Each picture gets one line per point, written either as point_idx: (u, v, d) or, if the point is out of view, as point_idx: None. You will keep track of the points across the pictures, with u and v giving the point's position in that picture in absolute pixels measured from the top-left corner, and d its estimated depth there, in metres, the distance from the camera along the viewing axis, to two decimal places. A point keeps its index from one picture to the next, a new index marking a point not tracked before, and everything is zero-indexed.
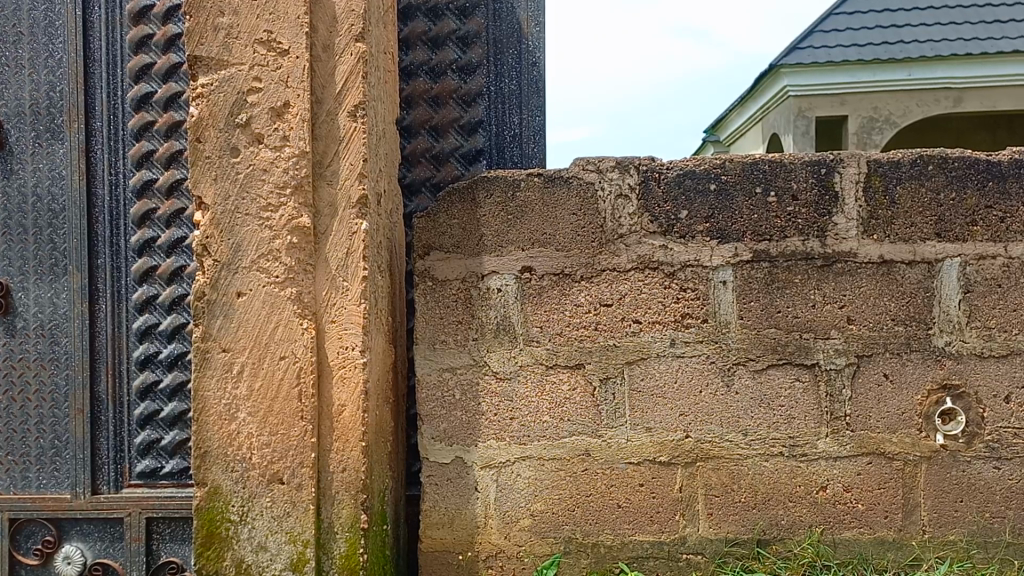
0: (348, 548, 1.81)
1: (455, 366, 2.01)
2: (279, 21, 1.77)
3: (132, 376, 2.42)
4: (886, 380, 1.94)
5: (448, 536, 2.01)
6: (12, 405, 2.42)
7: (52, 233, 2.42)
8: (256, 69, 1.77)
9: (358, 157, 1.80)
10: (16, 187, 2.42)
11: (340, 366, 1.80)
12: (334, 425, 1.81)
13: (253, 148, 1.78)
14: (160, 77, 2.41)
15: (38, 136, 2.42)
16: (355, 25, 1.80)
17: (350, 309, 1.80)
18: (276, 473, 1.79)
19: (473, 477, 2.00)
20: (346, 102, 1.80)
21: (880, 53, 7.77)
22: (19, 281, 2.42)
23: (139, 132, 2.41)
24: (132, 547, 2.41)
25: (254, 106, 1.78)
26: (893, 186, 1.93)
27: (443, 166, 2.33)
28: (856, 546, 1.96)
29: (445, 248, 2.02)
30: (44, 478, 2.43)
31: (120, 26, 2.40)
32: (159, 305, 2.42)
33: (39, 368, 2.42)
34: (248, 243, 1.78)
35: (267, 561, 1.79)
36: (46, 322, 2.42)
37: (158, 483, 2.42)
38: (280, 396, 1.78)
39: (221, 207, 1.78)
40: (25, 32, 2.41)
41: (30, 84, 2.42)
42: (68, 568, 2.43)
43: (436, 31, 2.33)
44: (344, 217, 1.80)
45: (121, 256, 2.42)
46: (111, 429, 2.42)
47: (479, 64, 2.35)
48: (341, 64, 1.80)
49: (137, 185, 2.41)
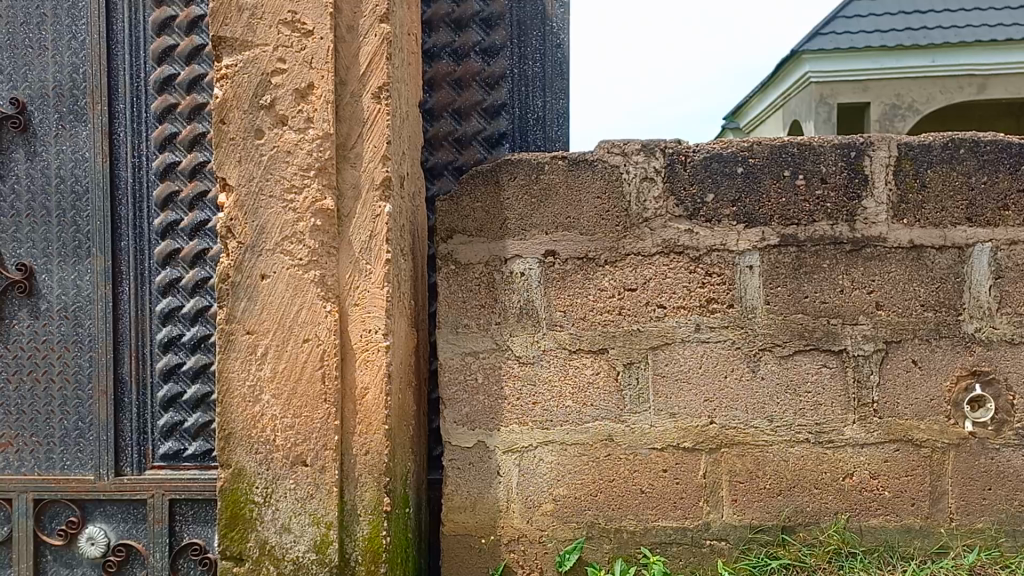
0: (371, 531, 1.81)
1: (478, 350, 2.00)
2: (304, 2, 1.75)
3: (155, 358, 2.43)
4: (914, 366, 1.92)
5: (471, 520, 2.01)
6: (35, 387, 2.44)
7: (75, 216, 2.42)
8: (280, 50, 1.76)
9: (382, 139, 1.79)
10: (39, 169, 2.43)
11: (363, 350, 1.80)
12: (356, 408, 1.80)
13: (277, 130, 1.77)
14: (182, 59, 2.40)
15: (61, 118, 2.42)
16: (380, 5, 1.79)
17: (373, 292, 1.80)
18: (299, 456, 1.79)
19: (496, 461, 1.99)
20: (370, 84, 1.79)
21: (903, 38, 7.71)
22: (43, 263, 2.43)
23: (161, 114, 2.41)
24: (155, 529, 2.43)
25: (278, 88, 1.76)
26: (924, 169, 1.91)
27: (465, 150, 2.32)
28: (882, 534, 1.95)
29: (468, 231, 2.01)
30: (67, 459, 2.44)
31: (143, 8, 2.40)
32: (182, 287, 2.43)
33: (62, 350, 2.43)
34: (272, 226, 1.77)
35: (291, 543, 1.79)
36: (70, 305, 2.43)
37: (181, 465, 2.43)
38: (303, 378, 1.78)
39: (246, 189, 1.77)
40: (48, 13, 2.41)
41: (53, 67, 2.42)
42: (92, 549, 2.45)
43: (459, 13, 2.31)
44: (367, 200, 1.79)
45: (144, 239, 2.43)
46: (134, 412, 2.44)
47: (502, 46, 2.33)
48: (365, 46, 1.79)
49: (160, 167, 2.41)
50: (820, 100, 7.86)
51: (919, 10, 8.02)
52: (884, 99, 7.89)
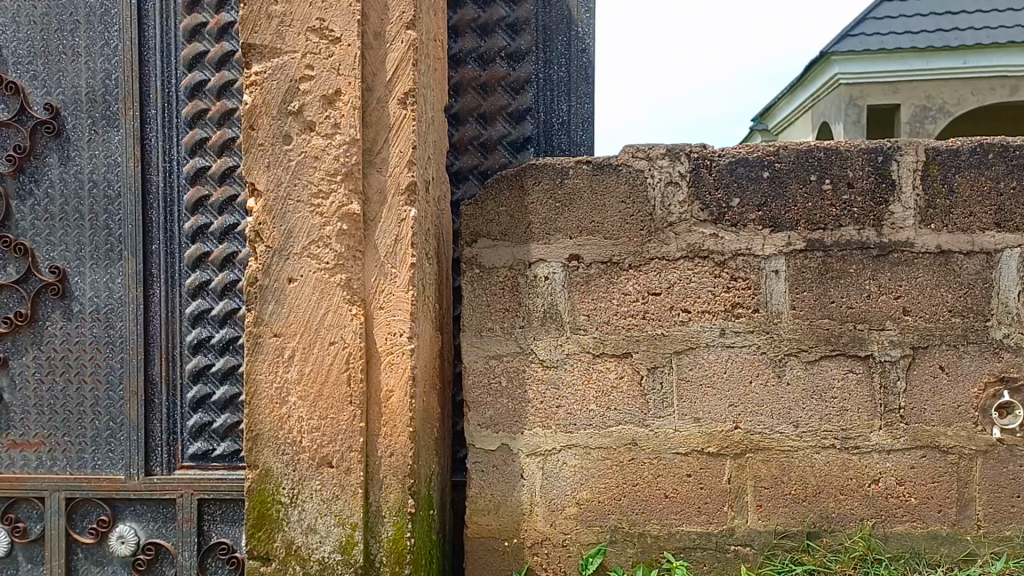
0: (395, 532, 1.82)
1: (502, 353, 2.01)
2: (331, 9, 1.78)
3: (184, 359, 2.47)
4: (942, 372, 1.91)
5: (494, 523, 2.02)
6: (68, 387, 2.48)
7: (107, 220, 2.47)
8: (308, 56, 1.78)
9: (408, 144, 1.81)
10: (73, 174, 2.47)
11: (388, 352, 1.82)
12: (381, 410, 1.82)
13: (305, 136, 1.79)
14: (212, 65, 2.43)
15: (94, 124, 2.47)
16: (407, 12, 1.81)
17: (398, 295, 1.81)
18: (325, 457, 1.81)
19: (520, 464, 2.00)
20: (397, 89, 1.81)
21: (934, 39, 7.63)
22: (75, 266, 2.47)
23: (192, 120, 2.44)
24: (183, 528, 2.46)
25: (306, 94, 1.79)
26: (952, 174, 1.89)
27: (490, 154, 2.34)
28: (908, 541, 1.93)
29: (492, 235, 2.02)
30: (99, 459, 2.48)
31: (174, 14, 2.44)
32: (212, 290, 2.46)
33: (94, 352, 2.48)
34: (299, 230, 1.79)
35: (317, 544, 1.81)
36: (102, 307, 2.47)
37: (209, 465, 2.46)
38: (330, 380, 1.80)
39: (273, 193, 1.80)
40: (81, 21, 2.46)
41: (86, 73, 2.46)
42: (122, 547, 2.49)
43: (485, 19, 2.33)
44: (393, 204, 1.82)
45: (175, 242, 2.46)
46: (164, 412, 2.47)
47: (528, 50, 2.34)
48: (391, 52, 1.81)
49: (190, 171, 2.45)
50: (849, 103, 7.83)
51: (950, 12, 7.92)
52: (915, 100, 7.83)
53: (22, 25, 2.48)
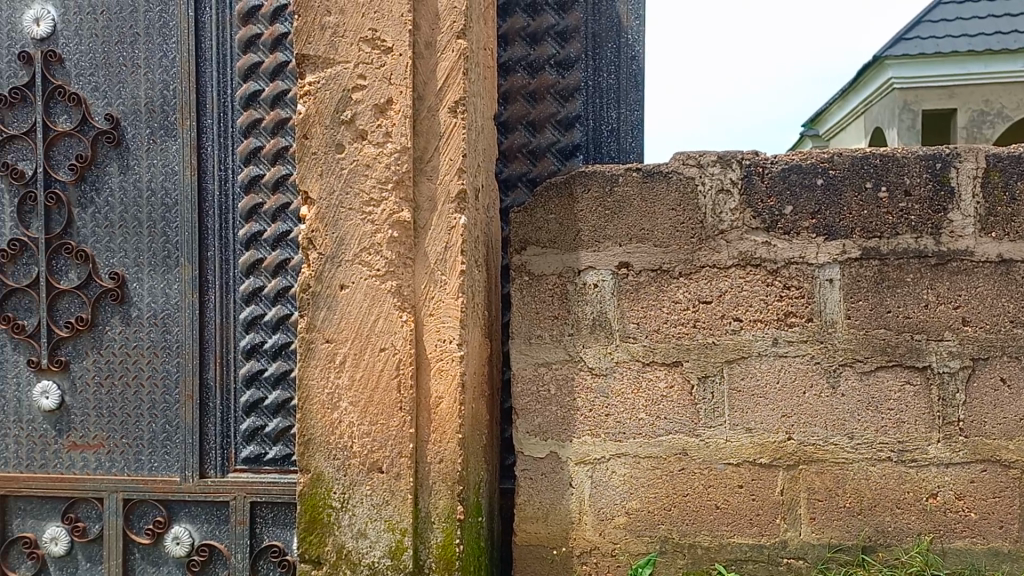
0: (444, 538, 1.83)
1: (550, 361, 2.01)
2: (383, 20, 1.80)
3: (238, 364, 2.51)
4: (1003, 384, 1.86)
5: (543, 531, 2.02)
6: (127, 390, 2.54)
7: (165, 227, 2.52)
8: (360, 66, 1.81)
9: (458, 152, 1.83)
10: (132, 182, 2.54)
11: (437, 358, 1.83)
12: (431, 417, 1.84)
13: (356, 144, 1.81)
14: (267, 75, 2.48)
15: (153, 133, 2.53)
16: (457, 21, 1.82)
17: (448, 302, 1.83)
18: (375, 462, 1.83)
19: (568, 472, 2.00)
20: (447, 98, 1.83)
21: (992, 42, 7.42)
22: (134, 272, 2.53)
23: (247, 129, 2.49)
24: (237, 530, 2.50)
25: (358, 103, 1.81)
26: (1013, 181, 1.85)
27: (539, 161, 2.34)
28: (968, 557, 1.88)
29: (541, 243, 2.02)
30: (155, 461, 2.54)
31: (230, 26, 2.48)
32: (265, 296, 2.50)
33: (151, 356, 2.53)
34: (350, 238, 1.81)
35: (366, 548, 1.83)
36: (159, 312, 2.53)
37: (262, 468, 2.50)
38: (380, 386, 1.82)
39: (326, 201, 1.82)
40: (141, 33, 2.52)
41: (146, 84, 2.53)
42: (177, 548, 2.53)
43: (534, 27, 2.34)
44: (443, 212, 1.83)
45: (230, 249, 2.51)
46: (218, 415, 2.52)
47: (577, 58, 2.34)
48: (442, 61, 1.83)
49: (244, 179, 2.49)
50: (903, 106, 7.74)
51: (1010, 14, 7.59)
52: (971, 105, 7.68)
53: (84, 38, 2.55)
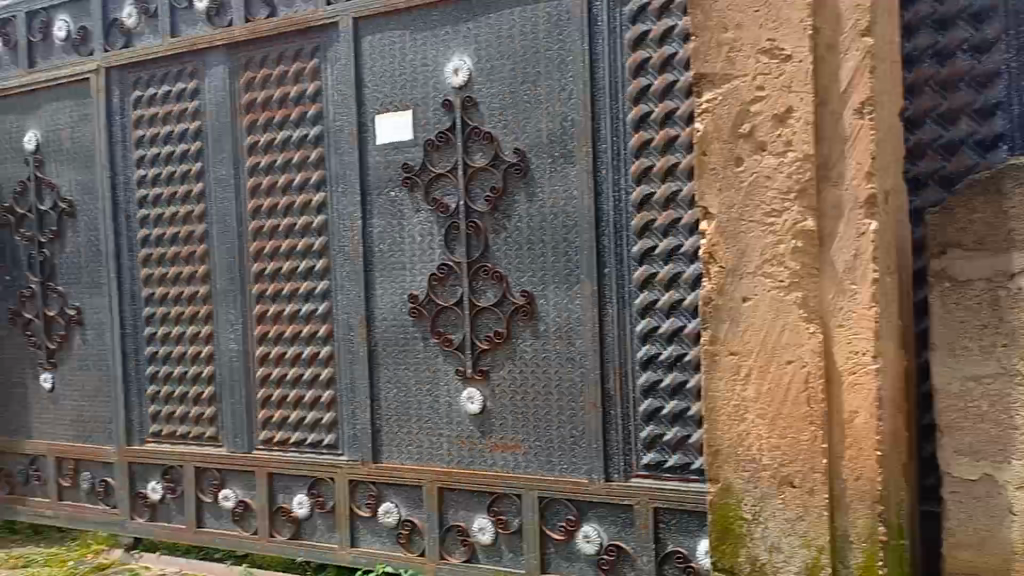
0: (865, 559, 1.76)
1: (980, 374, 1.83)
2: (782, 28, 1.78)
3: (637, 375, 2.49)
4: None
5: (977, 559, 1.85)
6: (536, 399, 2.66)
7: (567, 247, 2.59)
8: (759, 77, 1.80)
9: (866, 155, 1.75)
10: (536, 209, 2.63)
11: (850, 373, 1.76)
12: (845, 433, 1.77)
13: (756, 156, 1.81)
14: (657, 96, 2.43)
15: (554, 161, 2.60)
16: (862, 19, 1.75)
17: (860, 315, 1.75)
18: (787, 476, 1.80)
19: (1008, 498, 1.81)
20: (852, 99, 1.76)
21: None
22: (541, 290, 2.64)
23: (638, 150, 2.46)
24: (643, 533, 2.50)
25: (757, 115, 1.81)
26: None
27: (952, 156, 2.15)
28: None
29: (964, 244, 1.83)
30: (564, 464, 2.62)
31: (622, 55, 2.47)
32: (660, 309, 2.45)
33: (558, 367, 2.62)
34: (753, 249, 1.82)
35: (782, 562, 1.81)
36: (564, 326, 2.61)
37: (663, 476, 2.46)
38: (788, 400, 1.79)
39: (726, 215, 1.84)
40: (541, 70, 2.61)
41: (546, 117, 2.61)
42: (587, 546, 2.59)
43: (943, 10, 2.15)
44: (851, 219, 1.77)
45: (625, 264, 2.50)
46: (620, 425, 2.52)
47: (998, 38, 2.11)
48: (846, 62, 1.76)
49: (637, 199, 2.46)
50: None
51: None
52: None
53: (495, 80, 2.68)
